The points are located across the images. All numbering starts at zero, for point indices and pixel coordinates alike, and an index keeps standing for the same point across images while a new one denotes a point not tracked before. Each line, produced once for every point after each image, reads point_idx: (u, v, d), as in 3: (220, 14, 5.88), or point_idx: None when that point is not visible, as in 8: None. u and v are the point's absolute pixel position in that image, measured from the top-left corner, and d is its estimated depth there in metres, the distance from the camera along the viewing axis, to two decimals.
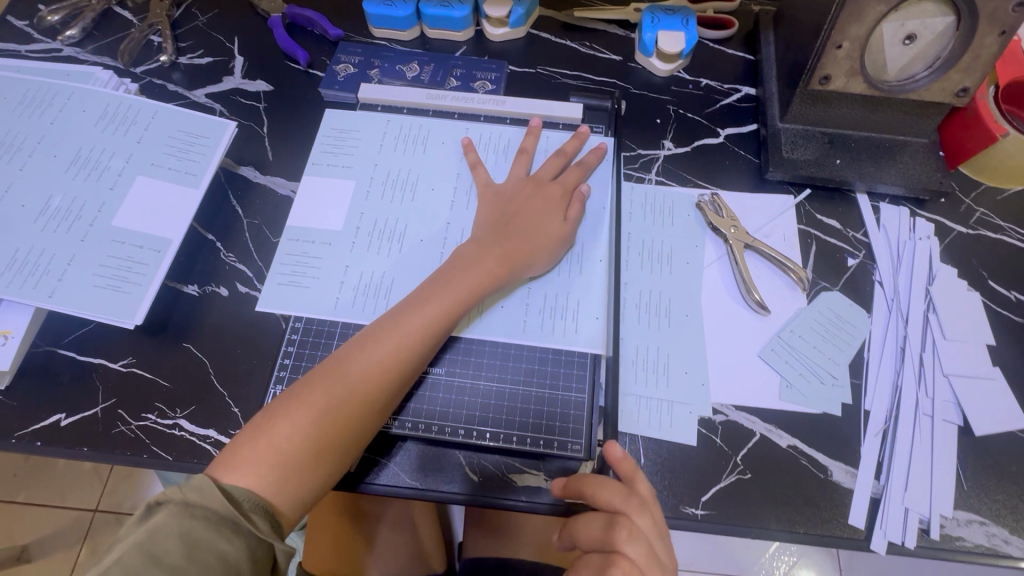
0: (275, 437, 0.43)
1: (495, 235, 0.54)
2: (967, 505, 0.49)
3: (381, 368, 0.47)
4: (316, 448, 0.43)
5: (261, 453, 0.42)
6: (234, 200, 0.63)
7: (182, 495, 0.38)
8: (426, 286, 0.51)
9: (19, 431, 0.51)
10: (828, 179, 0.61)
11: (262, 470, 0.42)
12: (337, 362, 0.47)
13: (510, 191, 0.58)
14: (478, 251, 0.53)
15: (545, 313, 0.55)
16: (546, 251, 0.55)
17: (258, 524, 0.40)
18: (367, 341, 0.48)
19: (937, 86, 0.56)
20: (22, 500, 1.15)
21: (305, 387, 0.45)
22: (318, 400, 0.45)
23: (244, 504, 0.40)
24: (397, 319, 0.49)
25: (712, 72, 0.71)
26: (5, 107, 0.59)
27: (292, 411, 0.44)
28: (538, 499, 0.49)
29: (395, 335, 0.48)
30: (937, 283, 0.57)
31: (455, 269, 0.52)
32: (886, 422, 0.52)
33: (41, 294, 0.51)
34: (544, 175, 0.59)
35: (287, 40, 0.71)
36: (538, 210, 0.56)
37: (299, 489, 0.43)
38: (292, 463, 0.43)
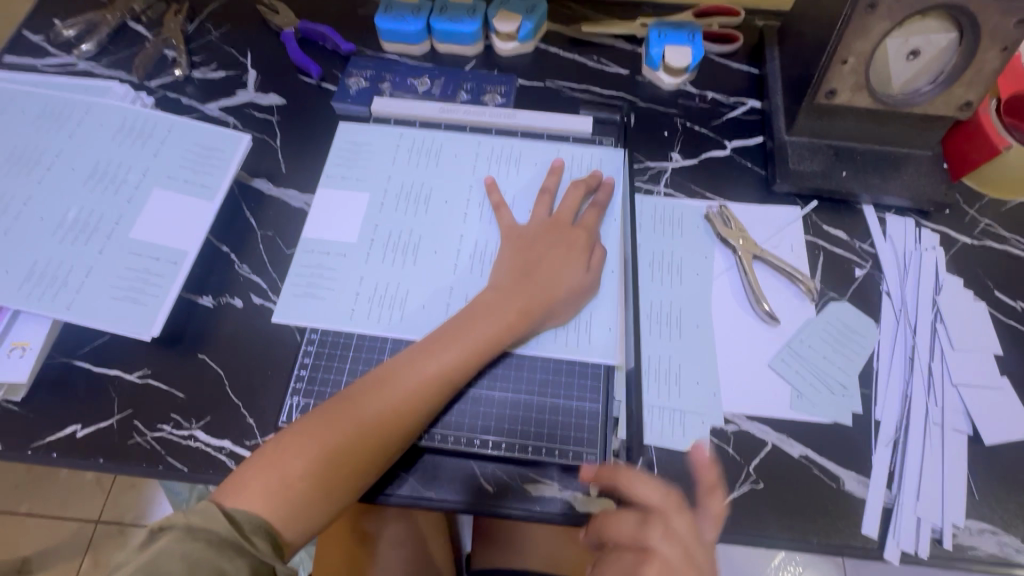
0: (287, 470, 0.43)
1: (515, 282, 0.54)
2: (978, 514, 0.49)
3: (397, 410, 0.47)
4: (325, 482, 0.44)
5: (271, 483, 0.42)
6: (249, 212, 0.63)
7: (186, 520, 0.38)
8: (446, 330, 0.51)
9: (35, 443, 0.51)
10: (834, 191, 0.62)
11: (270, 499, 0.42)
12: (353, 399, 0.47)
13: (530, 236, 0.57)
14: (499, 298, 0.52)
15: (562, 363, 0.54)
16: (571, 298, 0.54)
17: (259, 548, 0.40)
18: (389, 375, 0.48)
19: (941, 100, 0.57)
20: (23, 511, 1.15)
21: (319, 420, 0.45)
22: (332, 437, 0.45)
23: (244, 526, 0.41)
24: (415, 360, 0.49)
25: (718, 85, 0.72)
26: (24, 121, 0.60)
27: (304, 443, 0.44)
28: (553, 509, 0.50)
29: (413, 377, 0.48)
30: (944, 293, 0.58)
31: (476, 314, 0.51)
32: (896, 432, 0.52)
33: (59, 306, 0.52)
34: (565, 215, 0.58)
35: (299, 55, 0.72)
36: (558, 258, 0.55)
37: (304, 520, 0.43)
38: (300, 495, 0.43)
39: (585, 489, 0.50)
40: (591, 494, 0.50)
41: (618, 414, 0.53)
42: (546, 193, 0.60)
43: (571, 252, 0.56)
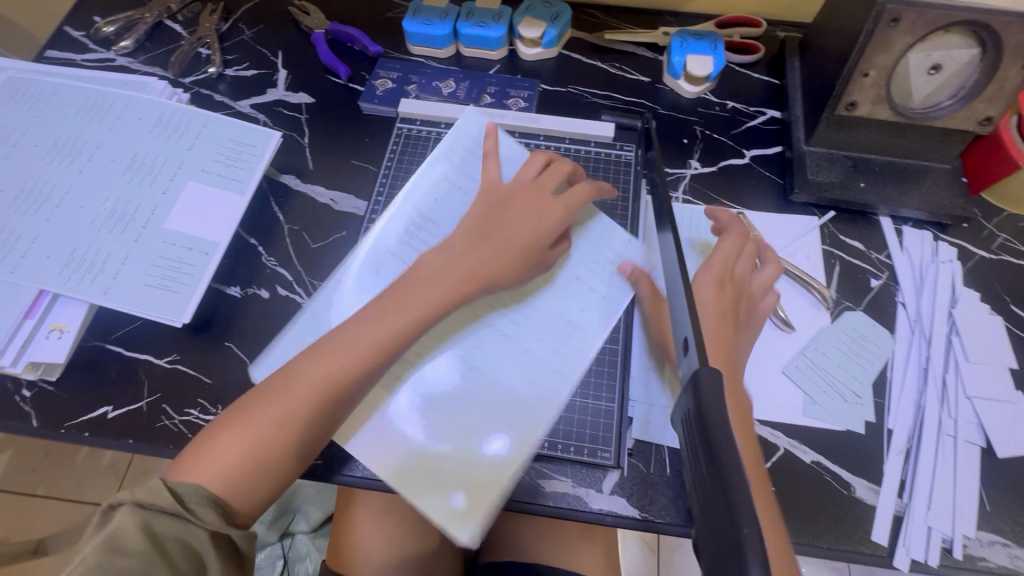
0: (223, 443, 0.43)
1: (471, 246, 0.51)
2: (990, 526, 0.49)
3: (325, 379, 0.45)
4: (261, 452, 0.43)
5: (210, 455, 0.43)
6: (277, 206, 0.65)
7: (132, 497, 0.39)
8: (385, 298, 0.49)
9: (68, 422, 0.53)
10: (852, 202, 0.63)
11: (209, 470, 0.43)
12: (287, 371, 0.46)
13: (507, 191, 0.54)
14: (448, 262, 0.50)
15: (528, 342, 0.52)
16: (537, 270, 0.53)
17: (203, 518, 0.41)
18: (326, 348, 0.47)
19: (962, 115, 0.58)
20: (40, 493, 1.18)
21: (255, 395, 0.45)
22: (262, 414, 0.44)
23: (188, 500, 0.41)
24: (349, 329, 0.47)
25: (738, 95, 0.73)
26: (67, 113, 0.62)
27: (239, 422, 0.44)
28: (565, 505, 0.50)
29: (343, 346, 0.46)
30: (961, 306, 0.58)
31: (416, 281, 0.49)
32: (908, 442, 0.53)
33: (95, 291, 0.54)
34: (547, 179, 0.55)
35: (329, 56, 0.74)
36: (528, 220, 0.52)
37: (245, 490, 0.43)
38: (238, 466, 0.43)
39: (598, 487, 0.51)
40: (605, 492, 0.51)
41: (633, 414, 0.53)
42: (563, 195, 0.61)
43: (547, 205, 0.53)
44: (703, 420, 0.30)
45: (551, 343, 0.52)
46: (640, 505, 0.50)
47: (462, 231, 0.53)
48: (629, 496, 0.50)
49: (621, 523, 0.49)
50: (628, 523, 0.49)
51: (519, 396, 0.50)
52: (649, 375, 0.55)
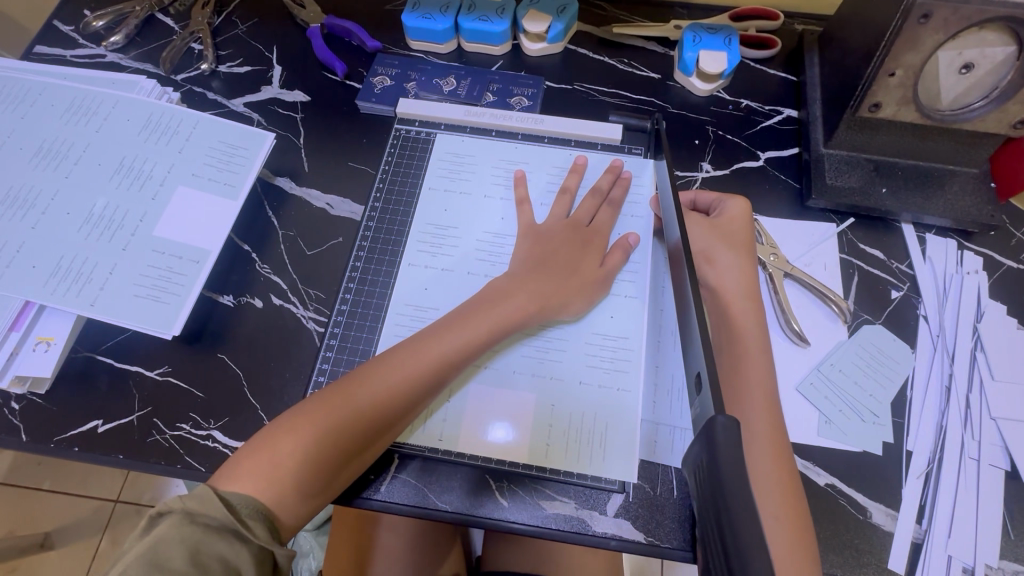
0: (281, 448, 0.42)
1: (531, 272, 0.53)
2: (1014, 556, 0.47)
3: (395, 395, 0.46)
4: (319, 462, 0.43)
5: (265, 460, 0.42)
6: (271, 211, 0.63)
7: (184, 505, 0.38)
8: (449, 319, 0.50)
9: (57, 436, 0.52)
10: (872, 208, 0.60)
11: (261, 477, 0.41)
12: (352, 379, 0.46)
13: (548, 232, 0.56)
14: (512, 284, 0.52)
15: (586, 364, 0.52)
16: (580, 295, 0.53)
17: (255, 533, 0.39)
18: (393, 358, 0.47)
19: (993, 117, 0.54)
20: (46, 487, 1.18)
21: (314, 403, 0.45)
22: (326, 421, 0.44)
23: (241, 510, 0.40)
24: (415, 346, 0.48)
25: (753, 92, 0.69)
26: (52, 114, 0.60)
27: (299, 427, 0.43)
28: (567, 527, 0.48)
29: (410, 362, 0.47)
30: (986, 320, 0.55)
31: (482, 302, 0.51)
32: (929, 465, 0.50)
33: (83, 302, 0.52)
34: (583, 217, 0.57)
35: (325, 51, 0.71)
36: (573, 252, 0.55)
37: (297, 500, 0.42)
38: (294, 474, 0.42)
39: (601, 509, 0.49)
40: (608, 515, 0.48)
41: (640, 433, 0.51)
42: (566, 193, 0.59)
43: (588, 245, 0.56)
44: (716, 471, 0.27)
45: (604, 368, 0.52)
46: (645, 529, 0.48)
47: (515, 266, 0.54)
48: (634, 520, 0.48)
49: (625, 547, 0.47)
50: (633, 547, 0.47)
51: (575, 416, 0.50)
52: (659, 393, 0.52)
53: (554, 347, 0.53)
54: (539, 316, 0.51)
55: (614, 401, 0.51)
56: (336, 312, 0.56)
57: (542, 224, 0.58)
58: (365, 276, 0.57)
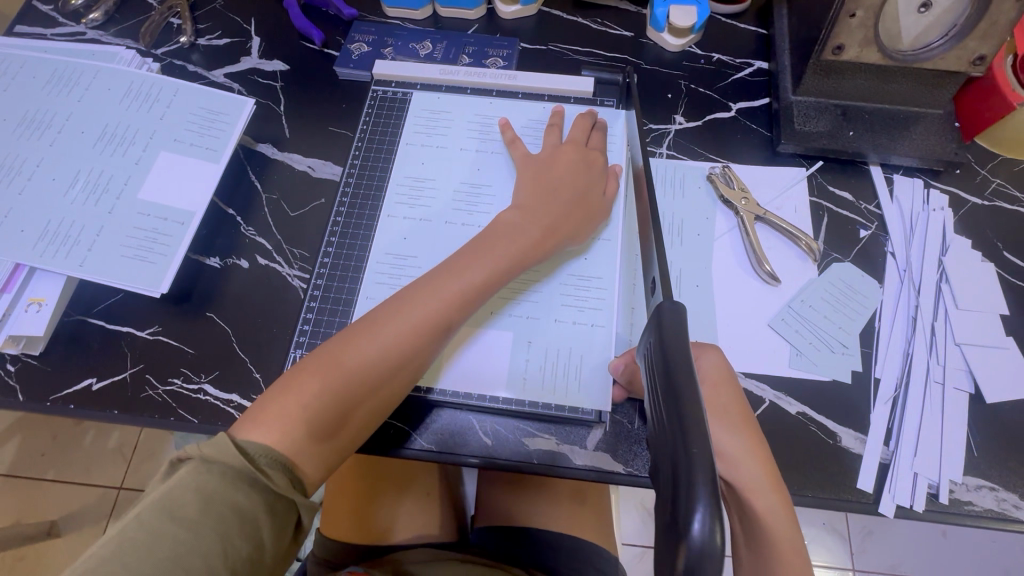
0: (302, 395, 0.42)
1: (533, 203, 0.54)
2: (977, 471, 0.49)
3: (411, 340, 0.46)
4: (341, 408, 0.43)
5: (287, 408, 0.42)
6: (254, 176, 0.64)
7: (199, 452, 0.37)
8: (456, 259, 0.50)
9: (53, 395, 0.54)
10: (840, 151, 0.61)
11: (284, 425, 0.41)
12: (368, 325, 0.46)
13: (552, 153, 0.58)
14: (521, 217, 0.52)
15: (562, 305, 0.54)
16: (580, 222, 0.54)
17: (275, 480, 0.39)
18: (410, 299, 0.47)
19: (953, 54, 0.56)
20: (50, 477, 1.20)
21: (333, 351, 0.45)
22: (348, 364, 0.44)
23: (258, 458, 0.39)
24: (425, 287, 0.48)
25: (725, 46, 0.70)
26: (35, 86, 0.61)
27: (320, 372, 0.43)
28: (550, 462, 0.50)
29: (424, 305, 0.47)
30: (951, 253, 0.57)
31: (489, 240, 0.51)
32: (895, 390, 0.52)
33: (72, 263, 0.53)
34: (578, 137, 0.59)
35: (302, 20, 0.72)
36: (577, 171, 0.56)
37: (320, 448, 0.42)
38: (318, 420, 0.42)
39: (582, 444, 0.51)
40: (588, 449, 0.50)
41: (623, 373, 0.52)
42: (556, 126, 0.61)
43: (591, 163, 0.57)
44: (667, 361, 0.33)
45: (578, 307, 0.54)
46: (623, 460, 0.50)
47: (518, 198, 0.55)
48: (613, 452, 0.50)
49: (606, 478, 0.49)
50: (613, 478, 0.49)
51: (558, 354, 0.52)
52: (633, 330, 0.54)
53: (535, 292, 0.54)
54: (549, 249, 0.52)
55: (590, 339, 0.53)
56: (319, 267, 0.57)
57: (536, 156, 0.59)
58: (345, 232, 0.59)
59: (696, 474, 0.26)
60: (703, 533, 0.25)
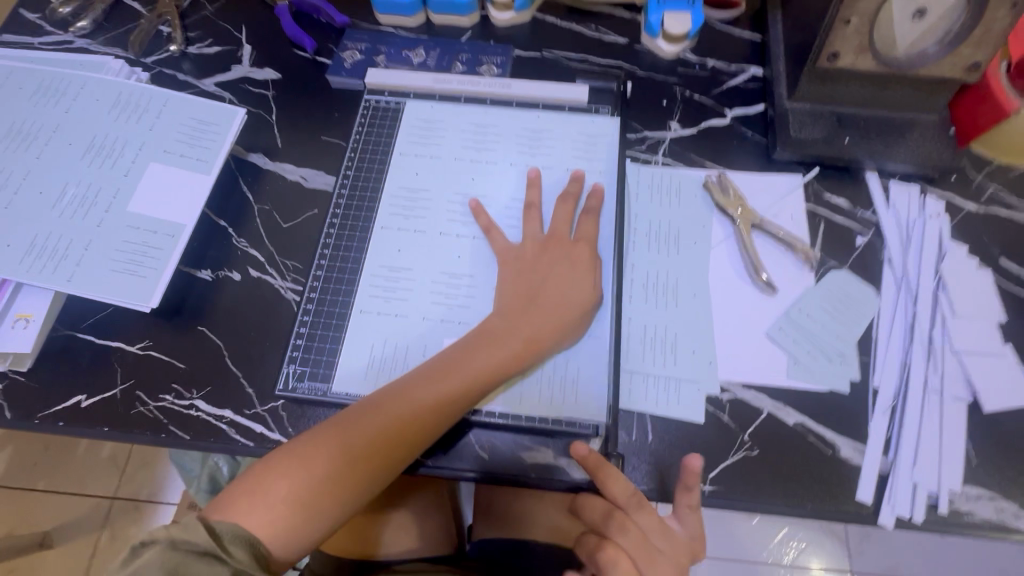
0: (275, 490, 0.44)
1: (518, 311, 0.52)
2: (975, 481, 0.49)
3: (383, 444, 0.46)
4: (311, 504, 0.44)
5: (257, 503, 0.43)
6: (246, 186, 0.63)
7: (167, 534, 0.39)
8: (462, 346, 0.50)
9: (41, 412, 0.53)
10: (837, 158, 0.61)
11: (256, 507, 0.43)
12: (341, 424, 0.46)
13: (539, 248, 0.55)
14: (505, 324, 0.51)
15: None
16: (564, 331, 0.51)
17: (236, 557, 0.40)
18: (413, 386, 0.48)
19: (948, 61, 0.55)
20: (42, 488, 1.18)
21: (325, 433, 0.46)
22: (336, 449, 0.45)
23: (224, 536, 0.41)
24: (401, 393, 0.48)
25: (720, 52, 0.70)
26: (22, 97, 0.60)
27: (308, 455, 0.45)
28: (547, 476, 0.50)
29: (398, 410, 0.47)
30: (948, 260, 0.57)
31: (472, 345, 0.50)
32: (894, 399, 0.52)
33: (60, 278, 0.52)
34: (562, 230, 0.56)
35: (293, 28, 0.71)
36: (563, 274, 0.53)
37: (291, 530, 0.43)
38: (287, 514, 0.43)
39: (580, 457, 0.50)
40: None
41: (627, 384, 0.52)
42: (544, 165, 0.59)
43: (576, 260, 0.54)
44: None
45: None
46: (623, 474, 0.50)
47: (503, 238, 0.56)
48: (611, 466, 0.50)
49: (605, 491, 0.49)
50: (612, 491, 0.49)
51: (556, 366, 0.52)
52: (630, 342, 0.54)
53: None
54: (558, 336, 0.51)
55: (587, 351, 0.52)
56: (312, 279, 0.57)
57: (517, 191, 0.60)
58: (339, 243, 0.58)
59: None
60: None
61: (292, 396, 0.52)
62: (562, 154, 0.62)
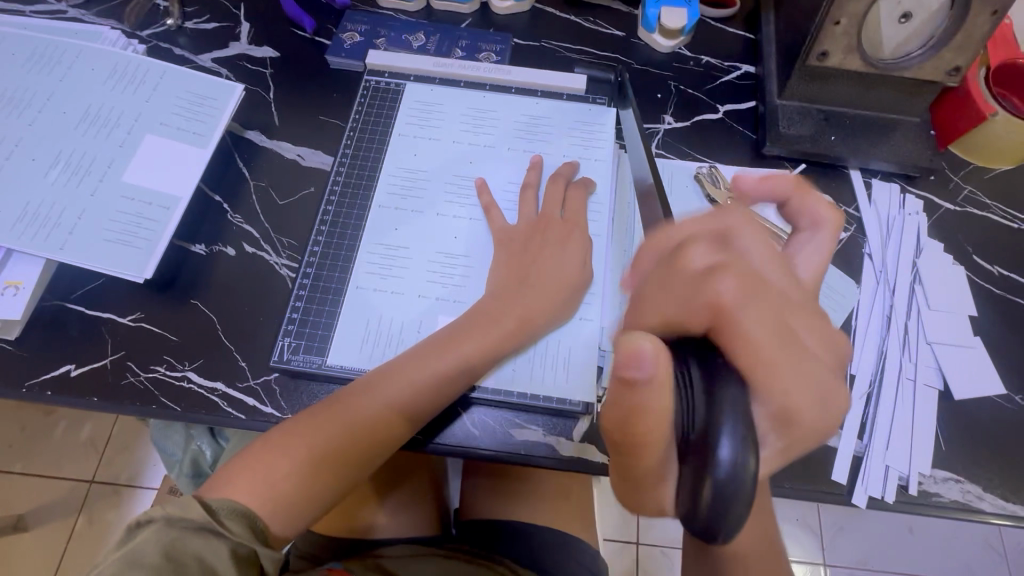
0: (271, 470, 0.44)
1: (511, 293, 0.53)
2: (944, 464, 0.51)
3: (379, 422, 0.47)
4: (307, 483, 0.45)
5: (252, 482, 0.44)
6: (241, 162, 0.63)
7: (163, 513, 0.39)
8: (458, 327, 0.51)
9: (30, 380, 0.52)
10: (822, 154, 0.63)
11: (252, 485, 0.44)
12: (336, 406, 0.47)
13: (533, 227, 0.57)
14: (498, 308, 0.52)
15: None
16: (557, 312, 0.53)
17: (233, 531, 0.41)
18: (408, 366, 0.49)
19: (930, 65, 0.58)
20: (18, 470, 1.16)
21: (321, 414, 0.47)
22: (332, 430, 0.46)
23: (220, 511, 0.41)
24: (397, 371, 0.49)
25: (713, 49, 0.72)
26: (15, 63, 0.59)
27: (303, 436, 0.46)
28: (535, 453, 0.51)
29: (394, 389, 0.48)
30: (924, 256, 0.60)
31: (465, 326, 0.51)
32: (870, 386, 0.54)
33: (52, 246, 0.52)
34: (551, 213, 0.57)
35: (293, 7, 0.71)
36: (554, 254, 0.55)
37: (287, 509, 0.44)
38: (284, 493, 0.44)
39: (568, 435, 0.51)
40: (573, 440, 0.51)
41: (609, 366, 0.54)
42: (528, 188, 0.59)
43: (568, 238, 0.56)
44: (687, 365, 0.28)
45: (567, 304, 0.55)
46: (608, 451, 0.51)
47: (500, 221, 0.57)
48: (598, 443, 0.51)
49: (591, 468, 0.50)
50: (597, 468, 0.50)
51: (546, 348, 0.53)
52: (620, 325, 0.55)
53: None
54: (549, 317, 0.52)
55: (578, 334, 0.53)
56: (308, 256, 0.57)
57: (513, 177, 0.61)
58: (336, 220, 0.59)
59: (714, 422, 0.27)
60: (730, 464, 0.26)
61: (286, 368, 0.52)
62: (558, 142, 0.63)
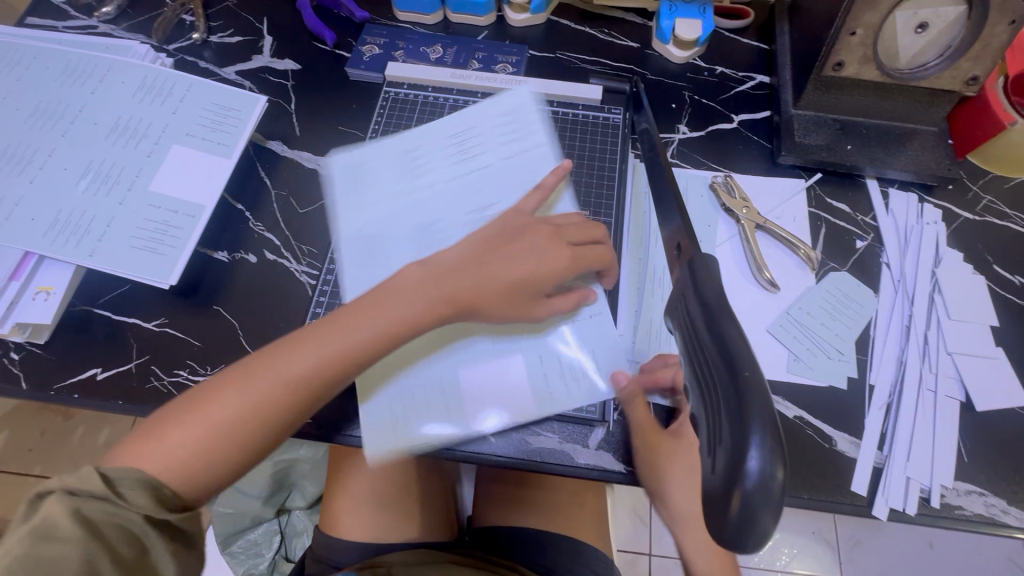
0: (181, 433, 0.40)
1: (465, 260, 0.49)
2: (967, 477, 0.51)
3: (300, 383, 0.43)
4: (224, 445, 0.41)
5: (157, 448, 0.40)
6: (263, 172, 0.65)
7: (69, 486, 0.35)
8: (396, 286, 0.48)
9: (58, 383, 0.54)
10: (838, 164, 0.63)
11: (157, 453, 0.40)
12: (258, 366, 0.43)
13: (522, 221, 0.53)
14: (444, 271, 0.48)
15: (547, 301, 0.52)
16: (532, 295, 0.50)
17: (133, 500, 0.37)
18: (339, 325, 0.45)
19: (947, 74, 0.58)
20: (36, 473, 1.18)
21: (241, 374, 0.43)
22: (254, 389, 0.42)
23: (120, 482, 0.37)
24: (324, 330, 0.45)
25: (727, 59, 0.72)
26: (49, 76, 0.61)
27: (219, 397, 0.42)
28: (551, 460, 0.51)
29: (313, 349, 0.44)
30: (944, 266, 0.59)
31: (401, 288, 0.47)
32: (889, 397, 0.53)
33: (82, 252, 0.53)
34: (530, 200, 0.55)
35: (315, 21, 0.73)
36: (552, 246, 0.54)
37: (199, 473, 0.40)
38: (195, 456, 0.40)
39: (584, 443, 0.52)
40: (590, 448, 0.51)
41: None
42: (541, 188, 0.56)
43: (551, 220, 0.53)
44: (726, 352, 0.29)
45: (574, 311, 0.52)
46: (625, 459, 0.51)
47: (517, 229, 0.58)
48: (615, 451, 0.51)
49: (607, 476, 0.51)
50: (614, 476, 0.51)
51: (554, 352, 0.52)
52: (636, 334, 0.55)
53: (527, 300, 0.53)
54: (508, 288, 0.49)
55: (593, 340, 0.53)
56: (328, 264, 0.58)
57: None
58: None
59: (749, 414, 0.27)
60: (761, 470, 0.26)
61: None
62: (574, 151, 0.63)
